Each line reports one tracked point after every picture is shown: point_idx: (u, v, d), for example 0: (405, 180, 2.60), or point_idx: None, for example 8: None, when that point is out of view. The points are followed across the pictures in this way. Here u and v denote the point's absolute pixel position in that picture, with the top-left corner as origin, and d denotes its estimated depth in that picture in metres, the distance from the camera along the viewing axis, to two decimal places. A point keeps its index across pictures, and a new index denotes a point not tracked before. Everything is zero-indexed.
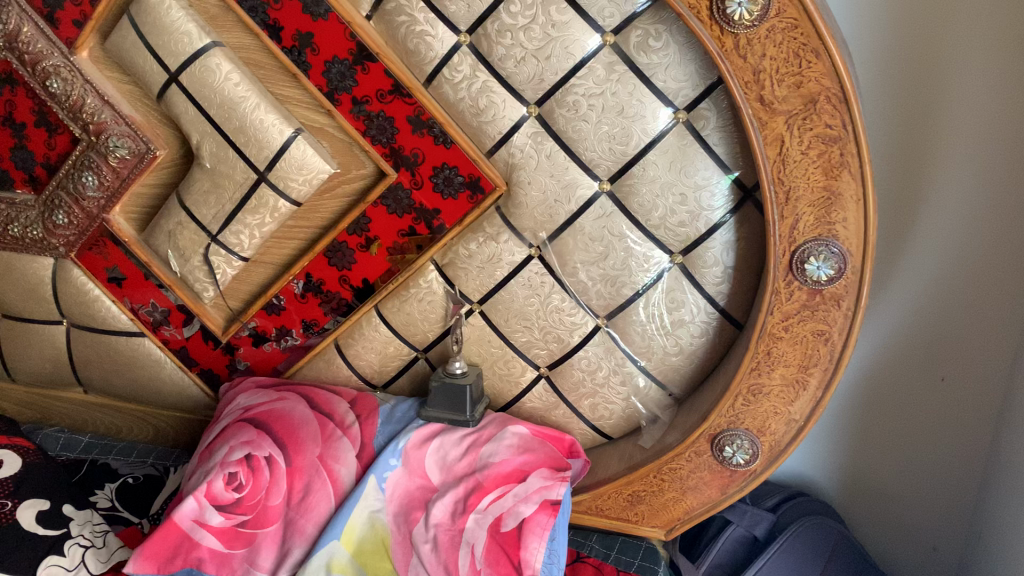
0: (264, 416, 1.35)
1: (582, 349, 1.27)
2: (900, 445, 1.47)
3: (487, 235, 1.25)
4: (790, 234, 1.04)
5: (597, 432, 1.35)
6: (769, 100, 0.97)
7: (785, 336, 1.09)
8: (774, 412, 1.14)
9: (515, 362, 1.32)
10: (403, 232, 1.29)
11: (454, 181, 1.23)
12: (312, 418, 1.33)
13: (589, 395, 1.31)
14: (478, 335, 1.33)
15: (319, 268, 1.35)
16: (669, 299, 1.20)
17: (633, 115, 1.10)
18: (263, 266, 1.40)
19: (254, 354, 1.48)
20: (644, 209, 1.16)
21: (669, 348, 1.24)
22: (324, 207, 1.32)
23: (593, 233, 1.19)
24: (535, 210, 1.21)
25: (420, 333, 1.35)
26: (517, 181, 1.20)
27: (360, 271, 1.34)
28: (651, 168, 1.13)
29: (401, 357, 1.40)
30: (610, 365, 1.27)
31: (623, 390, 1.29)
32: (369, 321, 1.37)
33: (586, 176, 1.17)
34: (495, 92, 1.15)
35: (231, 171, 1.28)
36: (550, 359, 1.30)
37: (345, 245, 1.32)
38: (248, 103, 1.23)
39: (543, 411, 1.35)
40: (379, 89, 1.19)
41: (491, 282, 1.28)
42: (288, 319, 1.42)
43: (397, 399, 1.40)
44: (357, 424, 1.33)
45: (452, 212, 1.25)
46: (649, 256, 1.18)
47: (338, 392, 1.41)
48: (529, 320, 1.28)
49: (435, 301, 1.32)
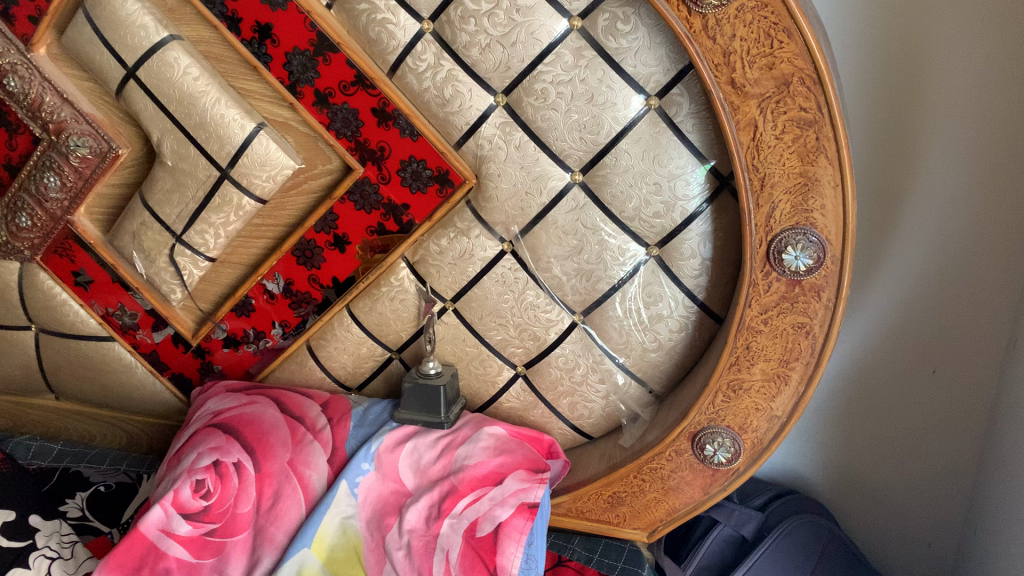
0: (233, 421, 1.31)
1: (559, 347, 1.23)
2: (892, 440, 1.43)
3: (458, 231, 1.21)
4: (767, 223, 0.99)
5: (577, 431, 1.31)
6: (741, 83, 0.93)
7: (764, 330, 1.05)
8: (756, 409, 1.10)
9: (490, 361, 1.28)
10: (372, 229, 1.25)
11: (422, 175, 1.18)
12: (282, 422, 1.29)
13: (568, 393, 1.26)
14: (452, 334, 1.29)
15: (288, 267, 1.31)
16: (647, 293, 1.16)
17: (603, 102, 1.06)
18: (231, 267, 1.36)
19: (226, 357, 1.44)
20: (618, 200, 1.11)
21: (648, 344, 1.19)
22: (291, 204, 1.28)
23: (566, 226, 1.15)
24: (506, 203, 1.17)
25: (393, 332, 1.31)
26: (487, 173, 1.16)
27: (329, 270, 1.30)
28: (624, 157, 1.09)
29: (374, 358, 1.36)
30: (588, 363, 1.23)
31: (601, 388, 1.24)
32: (341, 322, 1.33)
33: (558, 167, 1.12)
34: (461, 81, 1.11)
35: (193, 169, 1.25)
36: (526, 357, 1.26)
37: (314, 243, 1.28)
38: (208, 97, 1.19)
39: (521, 411, 1.31)
40: (341, 80, 1.15)
41: (463, 279, 1.23)
42: (258, 321, 1.38)
43: (371, 402, 1.36)
44: (328, 427, 1.29)
45: (421, 208, 1.21)
46: (625, 249, 1.14)
47: (310, 395, 1.37)
48: (504, 317, 1.24)
49: (408, 299, 1.28)
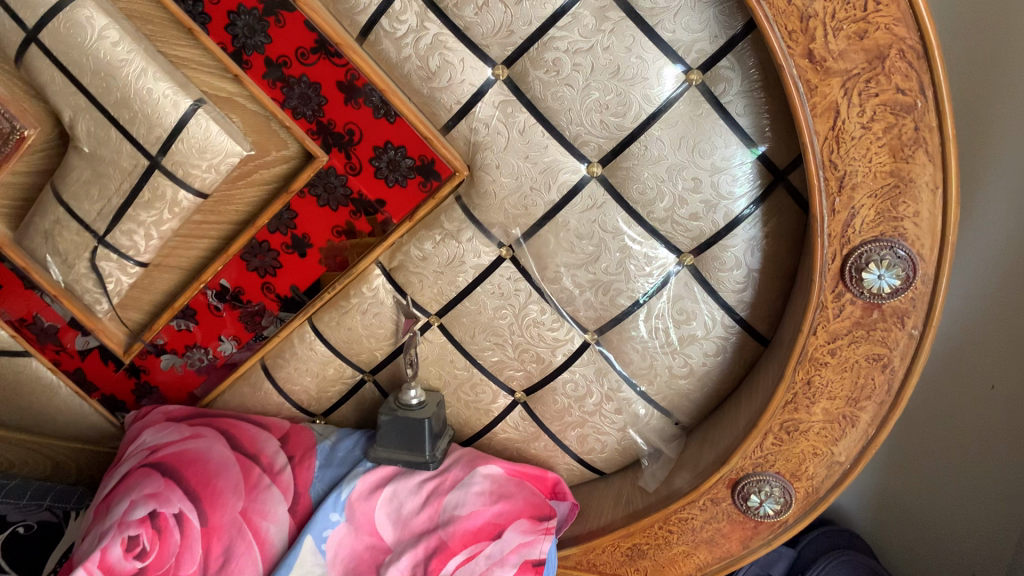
0: (173, 460, 1.08)
1: (567, 371, 1.02)
2: (941, 476, 1.19)
3: (446, 233, 0.99)
4: (843, 232, 0.79)
5: (586, 466, 1.10)
6: (821, 57, 0.72)
7: (831, 362, 0.85)
8: (814, 453, 0.90)
9: (484, 386, 1.07)
10: (339, 228, 1.03)
11: (401, 164, 0.96)
12: (233, 461, 1.07)
13: (578, 425, 1.06)
14: (437, 354, 1.07)
15: (237, 273, 1.08)
16: (678, 310, 0.95)
17: (632, 77, 0.84)
18: (168, 272, 1.13)
19: (165, 377, 1.21)
20: (645, 198, 0.90)
21: (677, 369, 0.99)
22: (238, 197, 1.05)
23: (581, 228, 0.93)
24: (506, 200, 0.95)
25: (365, 352, 1.09)
26: (482, 164, 0.94)
27: (287, 278, 1.07)
28: (657, 146, 0.87)
29: (343, 381, 1.13)
30: (603, 391, 1.02)
31: (618, 419, 1.04)
32: (302, 339, 1.11)
33: (571, 156, 0.91)
34: (451, 49, 0.89)
35: (116, 157, 1.00)
36: (527, 382, 1.05)
37: (268, 245, 1.05)
38: (132, 68, 0.95)
39: (520, 443, 1.10)
40: (298, 47, 0.92)
41: (451, 291, 1.02)
42: (202, 335, 1.16)
43: (340, 433, 1.14)
44: (289, 466, 1.07)
45: (400, 204, 0.99)
46: (653, 256, 0.93)
47: (266, 425, 1.14)
48: (502, 335, 1.02)
49: (383, 313, 1.06)
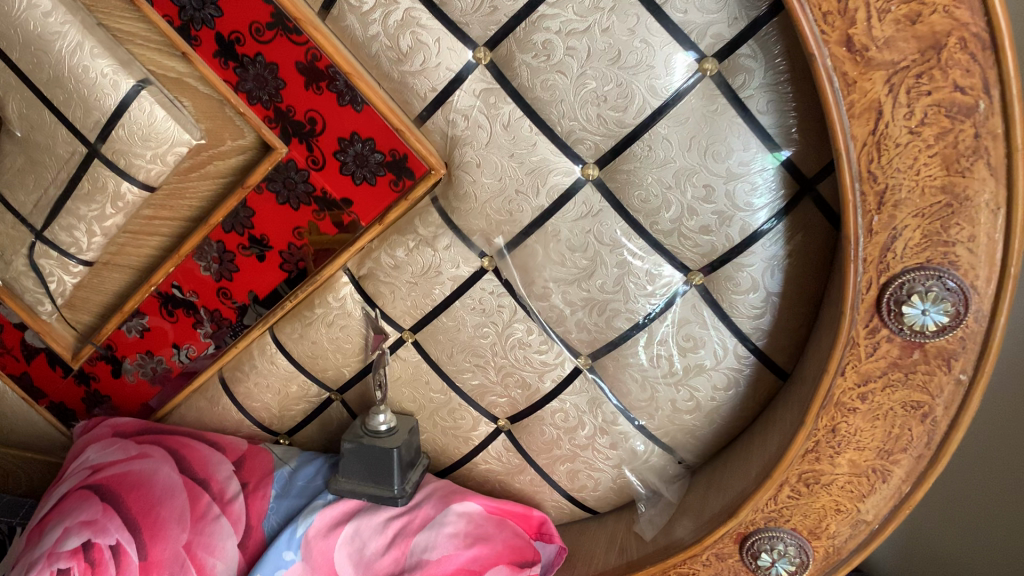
0: (115, 483, 0.96)
1: (557, 399, 0.90)
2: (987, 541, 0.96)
3: (420, 239, 0.86)
4: (881, 257, 0.65)
5: (576, 505, 0.98)
6: (862, 45, 0.59)
7: (861, 408, 0.72)
8: (836, 510, 0.77)
9: (463, 412, 0.95)
10: (301, 230, 0.90)
11: (369, 159, 0.84)
12: (181, 486, 0.95)
13: (567, 459, 0.93)
14: (411, 374, 0.95)
15: (191, 276, 0.97)
16: (684, 337, 0.82)
17: (635, 63, 0.71)
18: (118, 273, 1.01)
19: (117, 387, 1.10)
20: (648, 207, 0.77)
21: (681, 403, 0.86)
22: (191, 190, 0.93)
23: (574, 239, 0.80)
24: (488, 205, 0.82)
25: (331, 368, 0.97)
26: (461, 162, 0.82)
27: (245, 283, 0.96)
28: (663, 147, 0.74)
29: (307, 400, 1.01)
30: (596, 423, 0.90)
31: (612, 455, 0.92)
32: (263, 351, 0.99)
33: (564, 156, 0.78)
34: (426, 28, 0.76)
35: (51, 143, 0.89)
36: (511, 410, 0.93)
37: (224, 246, 0.94)
38: (65, 42, 0.83)
39: (503, 476, 0.98)
40: (252, 22, 0.80)
41: (427, 304, 0.89)
42: (155, 341, 1.04)
43: (302, 458, 1.02)
44: (242, 495, 0.95)
45: (368, 204, 0.87)
46: (656, 274, 0.80)
47: (221, 445, 1.02)
48: (483, 356, 0.90)
49: (351, 326, 0.94)
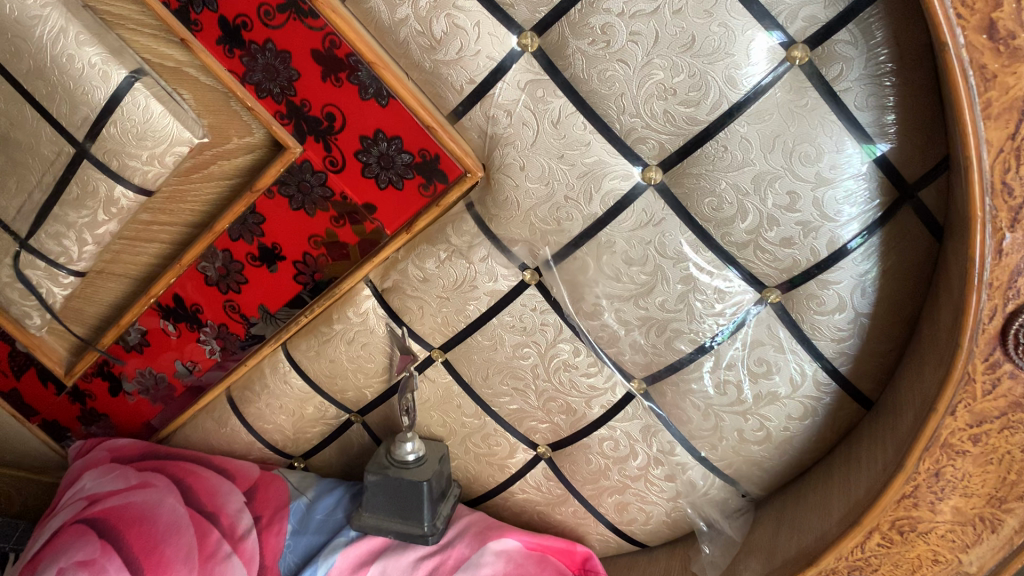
0: (113, 516, 0.86)
1: (606, 427, 0.81)
2: None
3: (453, 250, 0.76)
4: (1010, 283, 0.55)
5: (624, 538, 0.88)
6: (1008, 32, 0.49)
7: (972, 450, 0.62)
8: (933, 560, 0.67)
9: (499, 438, 0.85)
10: (318, 238, 0.81)
11: (396, 160, 0.74)
12: (187, 522, 0.85)
13: (615, 490, 0.84)
14: (441, 397, 0.85)
15: (195, 287, 0.87)
16: (755, 362, 0.72)
17: (712, 51, 0.61)
18: (113, 282, 0.91)
19: (114, 405, 1.00)
20: (721, 216, 0.67)
21: (749, 432, 0.76)
22: (193, 193, 0.84)
23: (631, 252, 0.70)
24: (532, 212, 0.72)
25: (351, 389, 0.87)
26: (502, 163, 0.71)
27: (255, 295, 0.86)
28: (740, 149, 0.64)
29: (325, 422, 0.92)
30: (650, 452, 0.80)
31: (667, 487, 0.82)
32: (276, 370, 0.89)
33: (621, 157, 0.67)
34: (464, 10, 0.66)
35: (34, 143, 0.79)
36: (554, 437, 0.83)
37: (231, 255, 0.84)
38: (46, 28, 0.73)
39: (543, 506, 0.89)
40: (261, 3, 0.69)
41: (459, 322, 0.79)
42: (156, 357, 0.94)
43: (320, 487, 0.92)
44: (255, 530, 0.86)
45: (393, 210, 0.77)
46: (725, 292, 0.70)
47: (230, 474, 0.93)
48: (524, 378, 0.80)
49: (373, 345, 0.84)
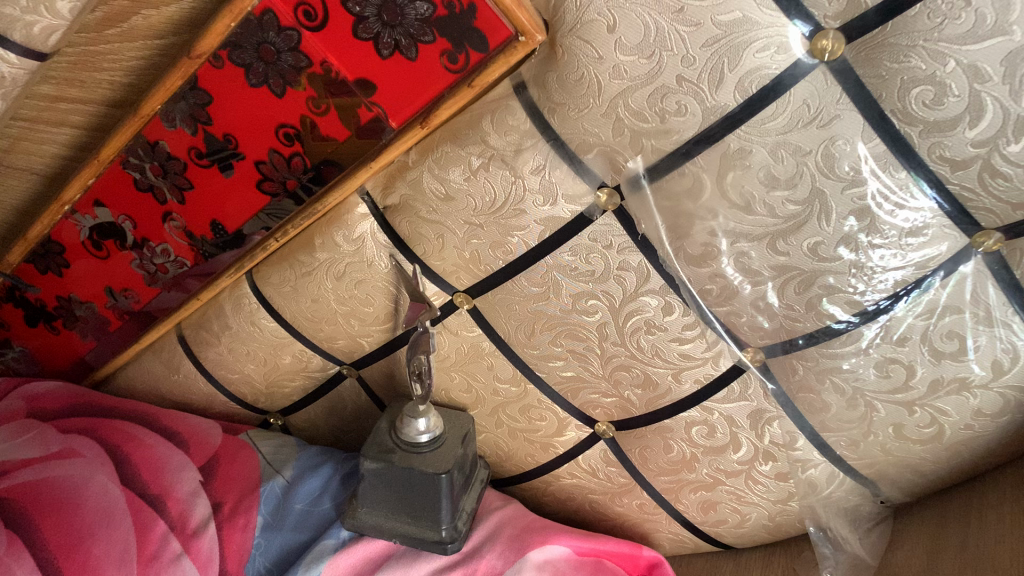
0: (21, 495, 0.62)
1: (699, 408, 0.57)
2: None
3: (490, 154, 0.51)
4: None
5: (705, 541, 0.66)
6: None
7: None
8: None
9: (544, 411, 0.62)
10: (290, 130, 0.55)
11: (406, 13, 0.47)
12: (123, 510, 0.62)
13: (702, 486, 0.61)
14: (465, 355, 0.62)
15: (123, 192, 0.63)
16: (943, 337, 0.47)
17: None
18: (14, 180, 0.66)
19: (35, 338, 0.77)
20: (936, 116, 0.40)
21: (912, 431, 0.52)
22: (110, 55, 0.57)
23: (776, 167, 0.45)
24: (620, 101, 0.46)
25: (343, 336, 0.63)
26: (579, 21, 0.45)
27: (208, 206, 0.61)
28: (993, 5, 0.37)
29: (307, 375, 0.68)
30: (758, 444, 0.57)
31: (776, 488, 0.59)
32: (239, 308, 0.66)
33: (779, 12, 0.41)
34: None
35: None
36: (622, 416, 0.60)
37: (167, 149, 0.59)
38: None
39: (598, 495, 0.66)
40: None
41: (497, 259, 0.55)
42: (80, 281, 0.70)
43: (302, 463, 0.69)
44: (213, 523, 0.63)
45: (401, 91, 0.51)
46: (915, 233, 0.45)
47: (183, 440, 0.70)
48: (586, 339, 0.56)
49: (373, 282, 0.59)
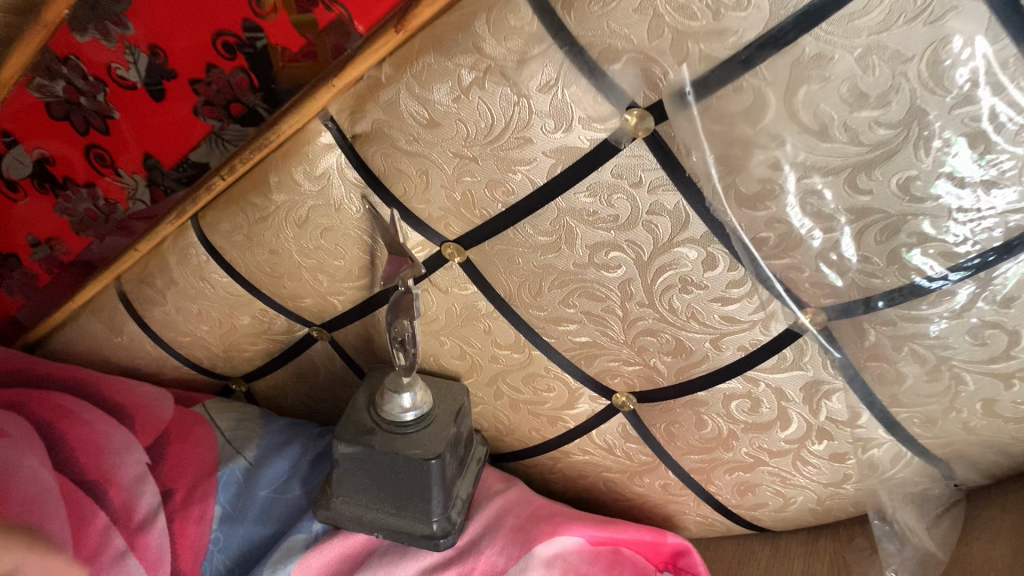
0: None
1: (741, 379, 0.47)
2: None
3: (486, 65, 0.39)
4: None
5: (737, 525, 0.57)
6: None
7: None
8: None
9: (552, 381, 0.52)
10: (228, 40, 0.47)
11: None
12: (58, 495, 0.52)
13: (739, 467, 0.52)
14: (457, 316, 0.51)
15: (42, 122, 0.55)
16: None
17: None
18: None
19: None
20: None
21: (1008, 410, 0.42)
22: None
23: (864, 79, 0.34)
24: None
25: (310, 293, 0.53)
26: None
27: (142, 134, 0.53)
28: None
29: (272, 338, 0.58)
30: (811, 421, 0.47)
31: (829, 470, 0.50)
32: (185, 260, 0.55)
33: None
34: None
35: None
36: (646, 387, 0.50)
37: (83, 68, 0.51)
38: None
39: (614, 473, 0.57)
40: None
41: (495, 201, 0.44)
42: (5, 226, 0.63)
43: (267, 442, 0.60)
44: (163, 513, 0.54)
45: None
46: None
47: (126, 415, 0.60)
48: (604, 299, 0.46)
49: (342, 230, 0.48)
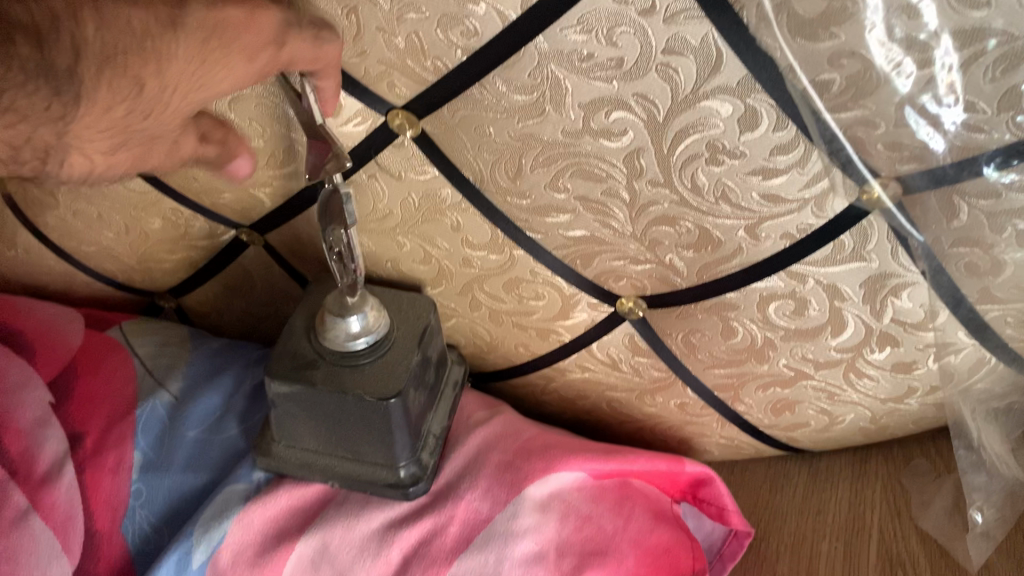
0: None
1: (782, 276, 0.36)
2: None
3: None
4: None
5: (769, 447, 0.48)
6: None
7: None
8: None
9: (539, 284, 0.42)
10: None
11: None
12: None
13: (775, 382, 0.42)
14: (416, 207, 0.40)
15: None
16: None
17: None
18: None
19: None
20: None
21: None
22: None
23: None
24: None
25: (228, 187, 0.42)
26: None
27: None
28: None
29: (194, 244, 0.47)
30: (872, 323, 0.37)
31: (891, 384, 0.40)
32: None
33: None
34: None
35: None
36: (659, 290, 0.40)
37: None
38: None
39: (621, 392, 0.47)
40: None
41: (453, 49, 0.32)
42: None
43: (194, 373, 0.49)
44: (72, 464, 0.43)
45: None
46: None
47: (23, 345, 0.49)
48: (605, 179, 0.35)
49: (254, 101, 0.37)
